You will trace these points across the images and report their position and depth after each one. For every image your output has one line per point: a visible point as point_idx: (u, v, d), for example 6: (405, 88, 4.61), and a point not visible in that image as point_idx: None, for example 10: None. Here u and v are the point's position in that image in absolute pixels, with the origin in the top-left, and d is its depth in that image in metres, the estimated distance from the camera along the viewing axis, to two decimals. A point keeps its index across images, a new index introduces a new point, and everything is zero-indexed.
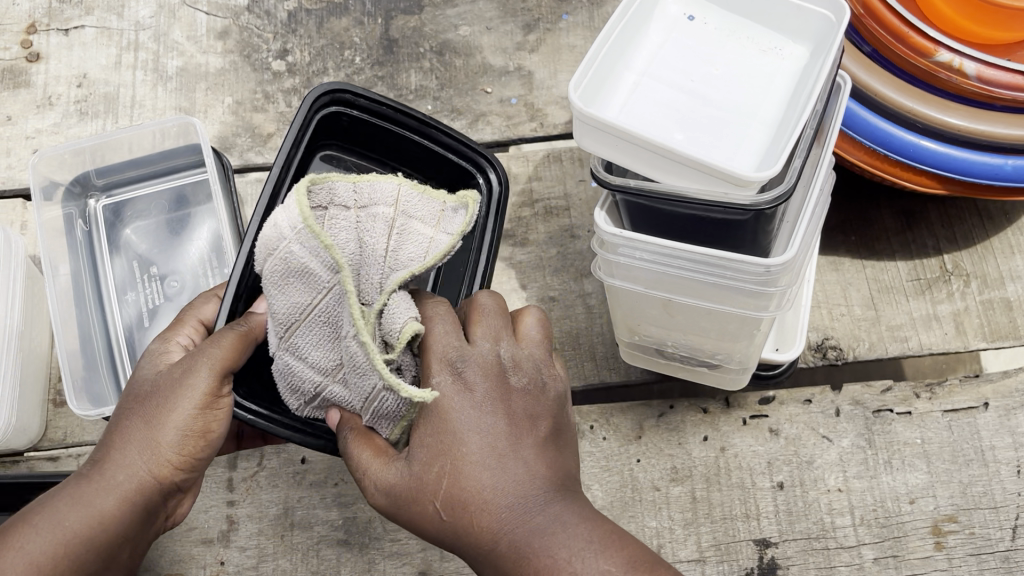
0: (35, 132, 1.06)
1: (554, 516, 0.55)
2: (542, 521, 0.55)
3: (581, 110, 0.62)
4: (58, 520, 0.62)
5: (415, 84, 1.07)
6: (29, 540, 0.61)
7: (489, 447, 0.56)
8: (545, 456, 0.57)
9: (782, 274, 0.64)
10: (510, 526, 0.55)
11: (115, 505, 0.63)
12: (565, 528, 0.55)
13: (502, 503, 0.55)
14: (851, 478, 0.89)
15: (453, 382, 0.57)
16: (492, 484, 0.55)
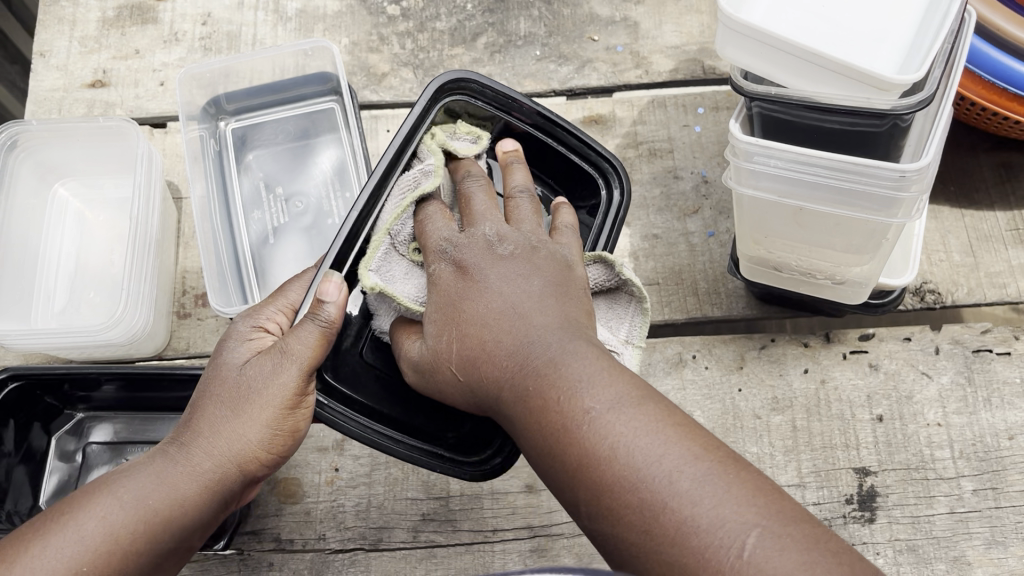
0: (162, 65, 1.11)
1: (562, 346, 0.58)
2: (554, 350, 0.58)
3: (731, 17, 0.67)
4: (138, 496, 0.62)
5: (524, 31, 1.11)
6: (112, 508, 0.61)
7: (501, 302, 0.61)
8: (557, 298, 0.62)
9: (916, 181, 0.66)
10: (520, 357, 0.59)
11: (194, 490, 0.63)
12: (572, 360, 0.57)
13: (509, 335, 0.60)
14: (951, 413, 0.91)
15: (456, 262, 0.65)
16: (502, 334, 0.60)
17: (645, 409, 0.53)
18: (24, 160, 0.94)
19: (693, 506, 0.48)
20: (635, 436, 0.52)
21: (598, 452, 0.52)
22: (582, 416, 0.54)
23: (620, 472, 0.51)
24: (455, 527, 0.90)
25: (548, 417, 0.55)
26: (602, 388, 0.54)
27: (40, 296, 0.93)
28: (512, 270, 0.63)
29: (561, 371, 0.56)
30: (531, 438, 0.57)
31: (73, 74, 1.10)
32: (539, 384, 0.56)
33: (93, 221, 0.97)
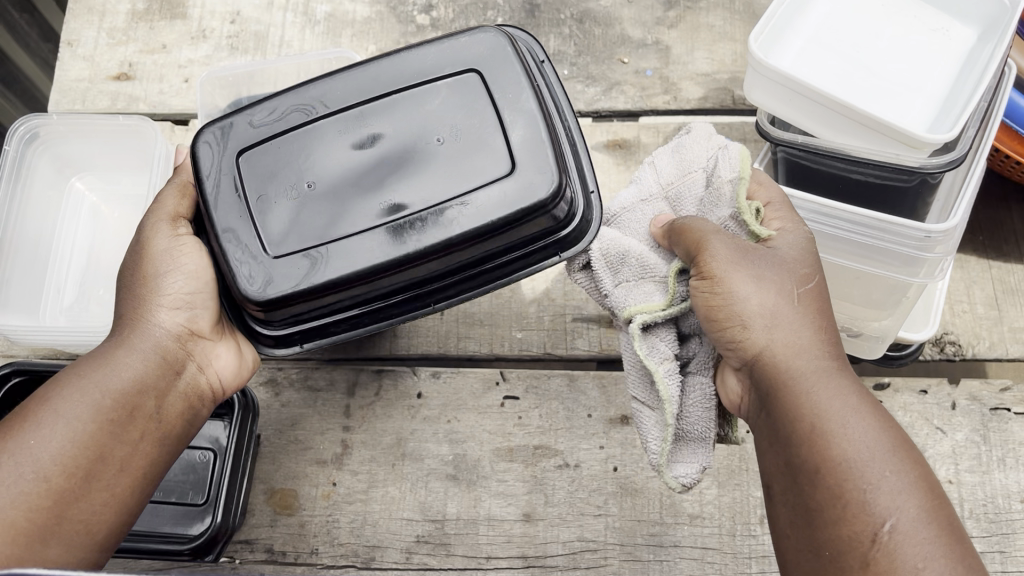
0: (187, 61, 1.10)
1: (837, 384, 0.62)
2: (841, 400, 0.61)
3: (760, 61, 0.65)
4: (90, 381, 0.66)
5: (553, 49, 1.09)
6: (62, 404, 0.65)
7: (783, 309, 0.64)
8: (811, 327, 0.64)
9: (942, 242, 0.64)
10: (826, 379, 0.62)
11: (127, 354, 0.68)
12: (855, 404, 0.61)
13: (805, 362, 0.62)
14: (963, 471, 0.89)
15: (769, 290, 0.64)
16: (790, 338, 0.63)
17: (904, 465, 0.59)
18: (42, 152, 0.94)
19: (906, 530, 0.56)
20: (879, 476, 0.58)
21: (845, 490, 0.58)
22: (856, 460, 0.59)
23: (856, 488, 0.58)
24: (449, 552, 0.89)
25: (817, 445, 0.60)
26: (865, 429, 0.60)
27: (50, 290, 0.93)
28: (778, 296, 0.64)
29: (824, 387, 0.62)
30: (812, 469, 0.60)
31: (99, 65, 1.10)
32: (813, 436, 0.60)
33: (108, 217, 0.96)
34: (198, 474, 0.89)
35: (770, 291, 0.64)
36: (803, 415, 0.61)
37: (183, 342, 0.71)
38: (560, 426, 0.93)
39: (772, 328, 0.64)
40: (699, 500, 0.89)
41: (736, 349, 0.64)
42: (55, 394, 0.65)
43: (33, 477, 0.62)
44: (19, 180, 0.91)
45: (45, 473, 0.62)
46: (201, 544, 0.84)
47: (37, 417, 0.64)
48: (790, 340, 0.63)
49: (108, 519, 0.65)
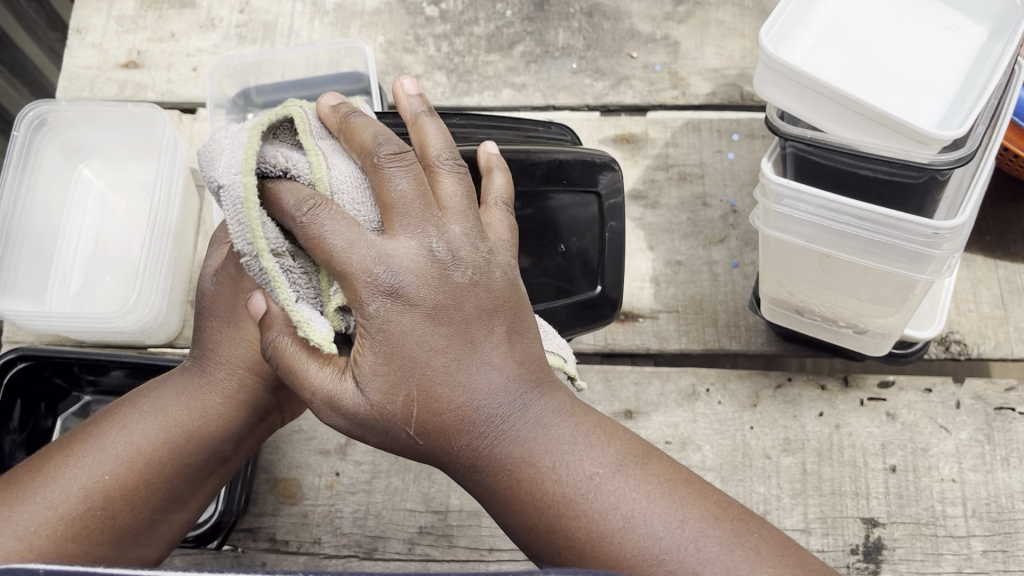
0: (196, 50, 1.10)
1: (539, 409, 0.58)
2: (548, 444, 0.58)
3: (771, 55, 0.65)
4: (171, 412, 0.69)
5: (562, 43, 1.09)
6: (137, 423, 0.68)
7: (449, 369, 0.56)
8: (496, 349, 0.57)
9: (950, 239, 0.64)
10: (529, 449, 0.58)
11: (217, 400, 0.70)
12: (552, 421, 0.58)
13: (493, 404, 0.57)
14: (966, 470, 0.88)
15: (396, 303, 0.54)
16: (470, 378, 0.56)
17: (646, 471, 0.58)
18: (51, 139, 0.94)
19: (679, 564, 0.54)
20: (648, 507, 0.56)
21: (610, 532, 0.56)
22: (585, 495, 0.57)
23: (592, 522, 0.56)
24: (451, 543, 0.89)
25: (536, 504, 0.57)
26: (587, 455, 0.58)
27: (57, 276, 0.93)
28: (427, 330, 0.55)
29: (448, 407, 0.56)
30: (490, 496, 0.59)
31: (108, 52, 1.10)
32: (521, 462, 0.58)
33: (115, 205, 0.96)
34: None
35: (397, 320, 0.54)
36: (505, 480, 0.58)
37: (274, 395, 0.73)
38: None
39: (459, 364, 0.56)
40: None
41: (440, 440, 0.57)
42: (137, 426, 0.68)
43: (103, 517, 0.65)
44: (27, 166, 0.91)
45: (112, 511, 0.65)
46: (206, 532, 0.84)
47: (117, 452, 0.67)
48: (409, 368, 0.55)
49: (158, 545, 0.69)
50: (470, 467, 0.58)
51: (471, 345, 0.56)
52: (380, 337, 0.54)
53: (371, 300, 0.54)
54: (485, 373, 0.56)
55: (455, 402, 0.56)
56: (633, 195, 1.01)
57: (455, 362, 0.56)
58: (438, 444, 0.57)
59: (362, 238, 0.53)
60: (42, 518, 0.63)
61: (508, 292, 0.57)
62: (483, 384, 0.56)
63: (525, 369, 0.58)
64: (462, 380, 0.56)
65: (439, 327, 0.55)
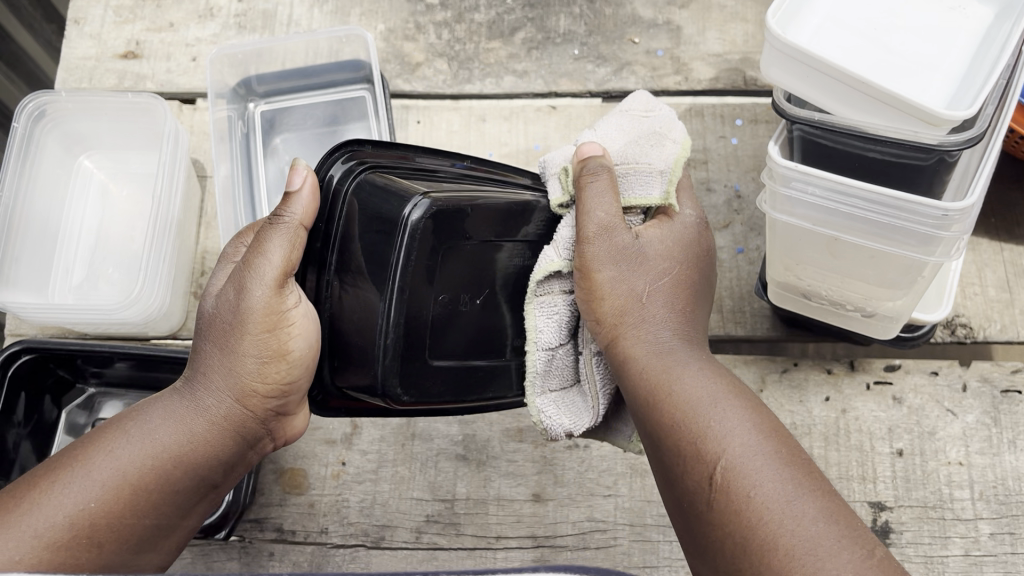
0: (195, 40, 1.09)
1: (687, 356, 0.66)
2: (682, 367, 0.64)
3: (778, 37, 0.64)
4: (151, 431, 0.65)
5: (563, 29, 1.09)
6: (119, 445, 0.63)
7: (630, 291, 0.68)
8: (697, 319, 0.71)
9: (959, 221, 0.63)
10: (677, 381, 0.63)
11: (207, 425, 0.66)
12: (704, 368, 0.65)
13: (648, 357, 0.65)
14: (973, 453, 0.88)
15: (639, 242, 0.70)
16: (655, 324, 0.68)
17: (736, 409, 0.60)
18: (51, 130, 0.94)
19: (775, 503, 0.53)
20: (749, 440, 0.57)
21: (699, 434, 0.59)
22: (698, 412, 0.60)
23: (718, 443, 0.57)
24: (459, 531, 0.89)
25: (675, 434, 0.60)
26: (699, 379, 0.63)
27: (59, 269, 0.92)
28: (648, 283, 0.69)
29: (646, 338, 0.67)
30: (650, 426, 0.63)
31: (106, 43, 1.10)
32: (658, 373, 0.64)
33: (117, 196, 0.96)
34: None
35: (653, 231, 0.71)
36: (653, 396, 0.63)
37: (262, 423, 0.69)
38: None
39: (648, 312, 0.68)
40: None
41: (608, 344, 0.68)
42: (124, 452, 0.63)
43: (89, 545, 0.59)
44: (28, 158, 0.91)
45: (97, 539, 0.60)
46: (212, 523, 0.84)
47: (108, 480, 0.61)
48: (635, 309, 0.68)
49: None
50: (642, 405, 0.64)
51: (671, 304, 0.69)
52: (637, 251, 0.69)
53: (619, 235, 0.69)
54: (650, 299, 0.69)
55: (626, 316, 0.68)
56: None
57: (653, 291, 0.69)
58: (619, 367, 0.67)
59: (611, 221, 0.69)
60: (27, 548, 0.56)
61: (706, 270, 0.73)
62: (663, 326, 0.68)
63: (693, 330, 0.69)
64: (649, 322, 0.68)
65: (672, 292, 0.70)
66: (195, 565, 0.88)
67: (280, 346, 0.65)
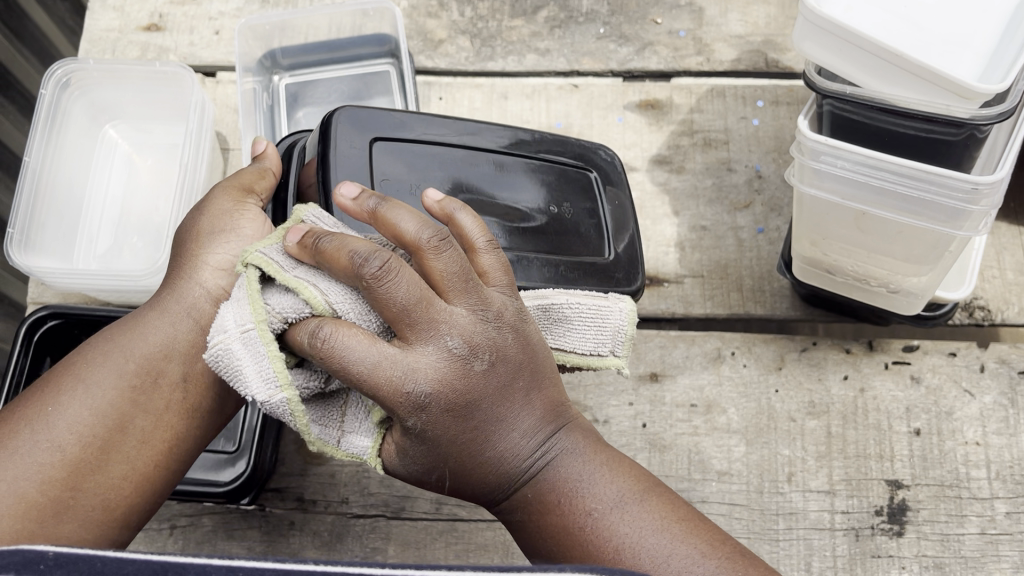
0: (218, 13, 1.09)
1: (560, 449, 0.64)
2: (558, 475, 0.63)
3: (813, 10, 0.65)
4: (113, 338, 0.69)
5: (586, 8, 1.09)
6: (79, 360, 0.67)
7: (477, 431, 0.60)
8: (524, 405, 0.62)
9: (988, 196, 0.64)
10: (545, 486, 0.63)
11: (160, 321, 0.69)
12: (577, 460, 0.64)
13: (486, 413, 0.60)
14: (990, 433, 0.89)
15: (426, 415, 0.56)
16: (497, 450, 0.61)
17: (649, 506, 0.63)
18: (77, 99, 0.94)
19: None
20: (646, 535, 0.62)
21: (585, 541, 0.62)
22: (589, 529, 0.62)
23: (607, 550, 0.61)
24: (478, 503, 0.89)
25: (556, 531, 0.63)
26: (585, 475, 0.64)
27: (84, 238, 0.93)
28: (464, 415, 0.58)
29: (488, 470, 0.62)
30: (524, 525, 0.65)
31: (129, 15, 1.10)
32: (546, 489, 0.63)
33: (141, 166, 0.96)
34: (228, 422, 0.90)
35: (463, 318, 0.57)
36: (531, 511, 0.64)
37: (218, 309, 0.71)
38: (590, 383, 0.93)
39: (494, 430, 0.61)
40: (726, 458, 0.89)
41: (465, 488, 0.63)
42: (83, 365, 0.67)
43: (49, 448, 0.62)
44: (54, 125, 0.91)
45: (60, 443, 0.63)
46: (235, 489, 0.85)
47: (67, 387, 0.65)
48: (459, 443, 0.59)
49: (126, 497, 0.64)
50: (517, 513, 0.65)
51: (505, 413, 0.61)
52: (419, 438, 0.58)
53: (407, 417, 0.56)
54: (490, 443, 0.61)
55: (460, 465, 0.61)
56: (658, 160, 1.02)
57: (484, 428, 0.60)
58: (449, 487, 0.63)
59: (384, 355, 0.54)
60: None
61: (527, 368, 0.61)
62: (505, 454, 0.62)
63: (549, 416, 0.64)
64: (494, 443, 0.61)
65: (474, 397, 0.58)
66: (216, 533, 0.89)
67: (230, 226, 0.71)
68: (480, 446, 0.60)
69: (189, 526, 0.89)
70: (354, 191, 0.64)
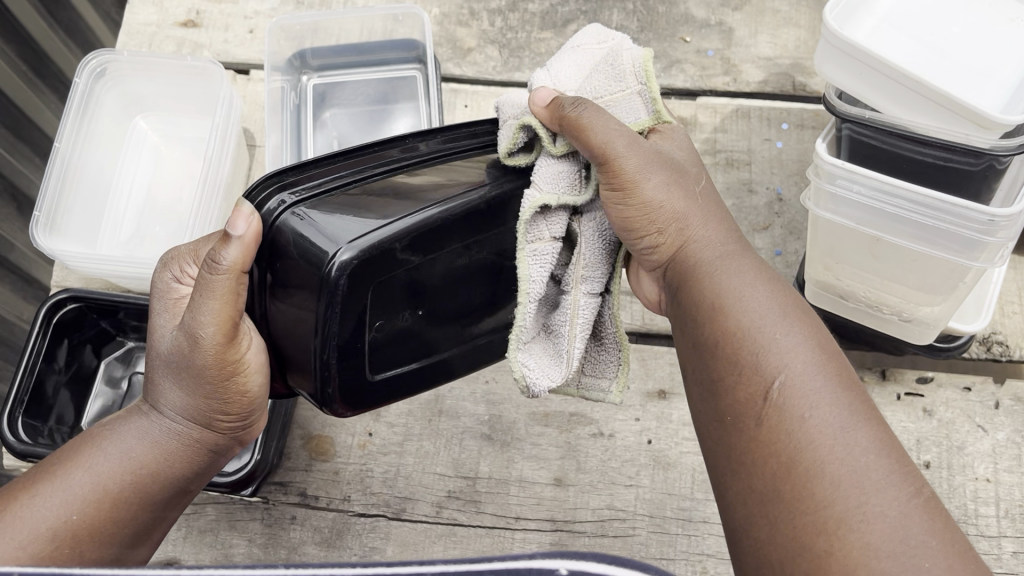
0: (253, 12, 1.11)
1: (742, 270, 0.60)
2: (745, 282, 0.59)
3: (834, 32, 0.66)
4: (125, 448, 0.63)
5: (616, 24, 1.10)
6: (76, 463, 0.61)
7: (690, 211, 0.65)
8: (733, 237, 0.65)
9: (1005, 228, 0.63)
10: (738, 284, 0.59)
11: (178, 444, 0.65)
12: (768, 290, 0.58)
13: (700, 229, 0.64)
14: (1002, 471, 0.88)
15: (677, 180, 0.66)
16: (704, 240, 0.63)
17: (826, 369, 0.53)
18: (110, 89, 0.96)
19: (829, 427, 0.50)
20: (809, 370, 0.53)
21: (748, 344, 0.55)
22: (750, 326, 0.56)
23: (776, 370, 0.53)
24: (479, 509, 0.89)
25: (721, 328, 0.57)
26: (759, 293, 0.58)
27: (108, 224, 0.94)
28: (704, 213, 0.65)
29: (693, 241, 0.64)
30: (692, 320, 0.60)
31: (167, 11, 1.12)
32: (713, 290, 0.59)
33: (167, 157, 0.98)
34: None
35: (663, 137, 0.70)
36: (702, 293, 0.60)
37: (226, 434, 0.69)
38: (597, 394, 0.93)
39: (720, 246, 0.63)
40: None
41: (681, 272, 0.63)
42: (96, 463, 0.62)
43: (27, 533, 0.56)
44: (86, 113, 0.93)
45: (54, 537, 0.57)
46: (240, 479, 0.85)
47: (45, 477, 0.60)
48: (682, 215, 0.65)
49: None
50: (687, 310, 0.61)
51: (733, 232, 0.65)
52: (666, 187, 0.65)
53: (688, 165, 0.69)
54: (708, 253, 0.63)
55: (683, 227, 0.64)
56: None
57: (703, 219, 0.65)
58: (659, 248, 0.65)
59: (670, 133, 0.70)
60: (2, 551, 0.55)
61: (716, 203, 0.68)
62: (712, 248, 0.63)
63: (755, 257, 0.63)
64: (701, 242, 0.63)
65: (710, 215, 0.66)
66: (219, 522, 0.90)
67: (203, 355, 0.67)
68: (697, 236, 0.64)
69: (193, 514, 0.90)
70: (243, 227, 0.61)
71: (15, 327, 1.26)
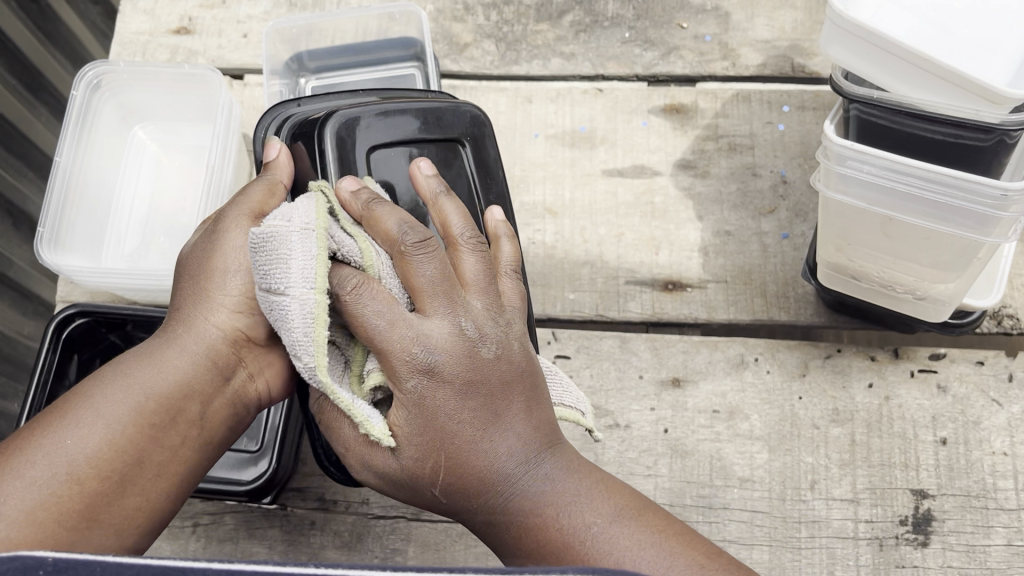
0: (247, 17, 1.10)
1: (533, 470, 0.62)
2: (529, 488, 0.62)
3: (841, 13, 0.65)
4: (136, 381, 0.65)
5: (612, 13, 1.09)
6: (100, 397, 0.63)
7: (451, 418, 0.60)
8: (535, 413, 0.63)
9: (1018, 203, 0.63)
10: (508, 501, 0.62)
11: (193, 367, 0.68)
12: (557, 479, 0.63)
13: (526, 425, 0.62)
14: (1018, 444, 0.88)
15: (430, 381, 0.58)
16: (459, 441, 0.60)
17: (642, 525, 0.62)
18: (107, 100, 0.95)
19: None
20: (653, 572, 0.59)
21: (587, 565, 0.60)
22: (578, 543, 0.61)
23: None
24: None
25: (545, 552, 0.61)
26: (562, 483, 0.63)
27: (111, 237, 0.94)
28: (457, 409, 0.60)
29: (487, 443, 0.61)
30: (512, 540, 0.63)
31: (160, 19, 1.11)
32: (523, 515, 0.62)
33: (166, 167, 0.97)
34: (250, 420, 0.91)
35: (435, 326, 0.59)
36: (502, 515, 0.63)
37: (236, 347, 0.70)
38: (612, 386, 0.93)
39: (493, 423, 0.61)
40: (749, 464, 0.89)
41: (462, 497, 0.62)
42: (102, 399, 0.63)
43: (46, 467, 0.59)
44: (84, 125, 0.93)
45: (75, 477, 0.60)
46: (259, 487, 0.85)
47: (58, 417, 0.62)
48: (494, 394, 0.61)
49: (138, 529, 0.63)
50: (491, 526, 0.64)
51: (496, 417, 0.61)
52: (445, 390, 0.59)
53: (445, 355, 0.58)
54: (482, 451, 0.61)
55: (465, 451, 0.61)
56: (682, 164, 1.01)
57: (459, 416, 0.60)
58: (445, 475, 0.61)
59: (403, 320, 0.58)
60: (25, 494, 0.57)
61: (531, 372, 0.63)
62: (485, 452, 0.61)
63: (540, 424, 0.63)
64: (490, 436, 0.61)
65: (479, 403, 0.60)
66: (239, 531, 0.89)
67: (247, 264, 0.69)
68: (453, 437, 0.60)
69: (211, 524, 0.90)
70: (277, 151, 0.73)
71: (17, 344, 1.25)
